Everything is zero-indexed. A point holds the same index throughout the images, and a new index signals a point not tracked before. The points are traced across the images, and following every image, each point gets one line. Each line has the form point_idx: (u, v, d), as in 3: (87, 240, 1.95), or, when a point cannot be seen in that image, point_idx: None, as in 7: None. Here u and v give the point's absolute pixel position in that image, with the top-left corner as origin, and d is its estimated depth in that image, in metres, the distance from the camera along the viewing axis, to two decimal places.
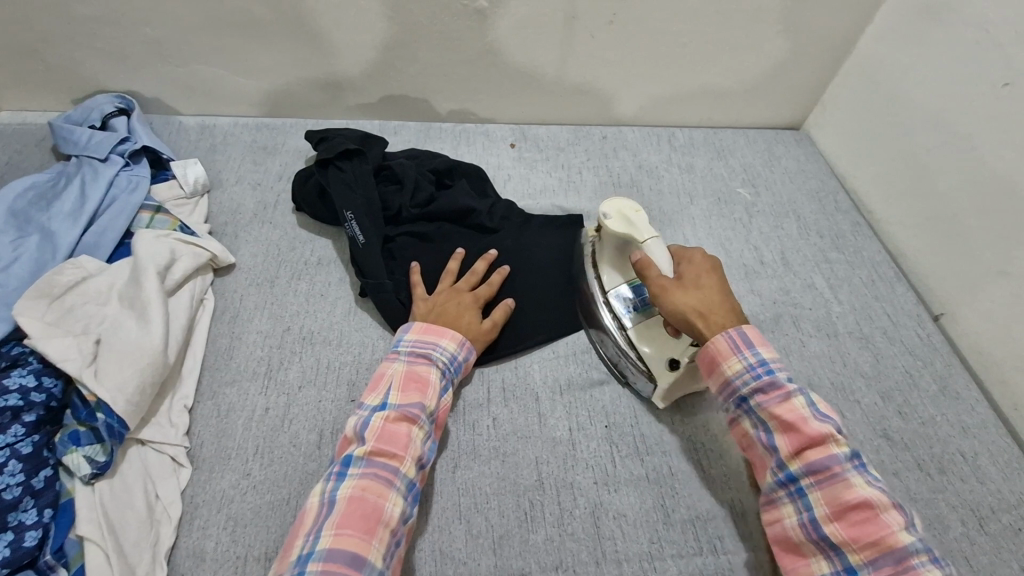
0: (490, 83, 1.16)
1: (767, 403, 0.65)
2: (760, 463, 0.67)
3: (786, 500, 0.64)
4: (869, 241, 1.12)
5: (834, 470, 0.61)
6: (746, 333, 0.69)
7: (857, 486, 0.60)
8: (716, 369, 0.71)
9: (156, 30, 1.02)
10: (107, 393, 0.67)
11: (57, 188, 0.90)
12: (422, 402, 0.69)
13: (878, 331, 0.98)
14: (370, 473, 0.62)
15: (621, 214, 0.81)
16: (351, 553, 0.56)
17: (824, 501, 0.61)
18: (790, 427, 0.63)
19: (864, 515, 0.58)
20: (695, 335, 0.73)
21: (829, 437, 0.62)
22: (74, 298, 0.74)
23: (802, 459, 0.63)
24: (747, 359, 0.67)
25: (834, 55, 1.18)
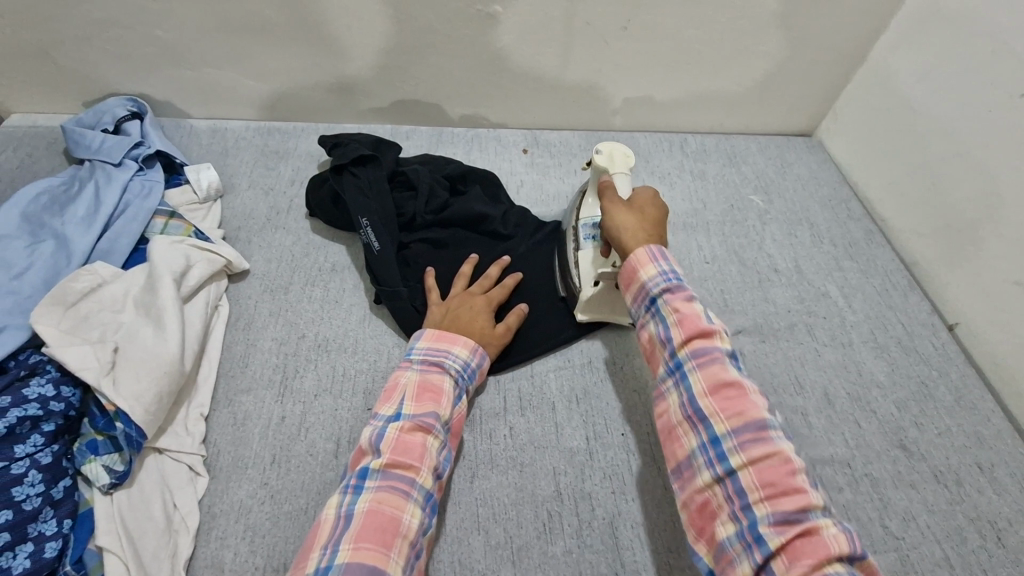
0: (502, 89, 1.15)
1: (695, 348, 0.63)
2: (677, 415, 0.63)
3: (698, 453, 0.60)
4: (883, 249, 1.12)
5: (751, 419, 0.58)
6: (686, 286, 0.68)
7: (770, 438, 0.57)
8: (649, 320, 0.68)
9: (169, 34, 1.02)
10: (125, 402, 0.66)
11: (72, 193, 0.89)
12: (437, 411, 0.69)
13: (893, 341, 0.98)
14: (387, 485, 0.62)
15: (611, 154, 0.86)
16: (370, 567, 0.56)
17: (739, 450, 0.57)
18: (714, 381, 0.61)
19: (776, 466, 0.55)
20: (634, 286, 0.70)
21: (749, 391, 0.60)
22: (90, 305, 0.74)
23: (722, 405, 0.60)
24: (683, 306, 0.66)
25: (846, 63, 1.18)
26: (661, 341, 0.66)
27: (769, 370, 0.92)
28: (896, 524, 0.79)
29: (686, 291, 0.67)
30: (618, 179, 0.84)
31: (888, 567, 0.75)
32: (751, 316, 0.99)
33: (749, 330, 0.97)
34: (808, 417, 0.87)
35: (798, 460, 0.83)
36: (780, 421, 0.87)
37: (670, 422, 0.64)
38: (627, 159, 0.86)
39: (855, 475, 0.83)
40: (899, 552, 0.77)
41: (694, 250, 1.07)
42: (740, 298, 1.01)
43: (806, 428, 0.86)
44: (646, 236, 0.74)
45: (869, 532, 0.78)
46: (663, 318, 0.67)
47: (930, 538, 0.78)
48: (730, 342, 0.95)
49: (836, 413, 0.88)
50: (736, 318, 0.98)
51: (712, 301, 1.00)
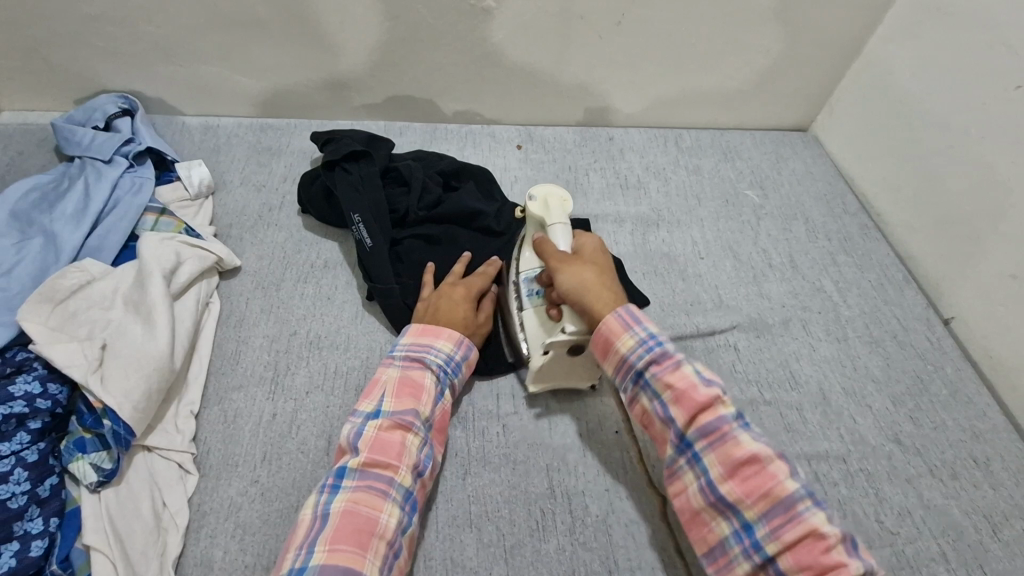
0: (496, 84, 1.15)
1: (702, 428, 0.62)
2: (699, 500, 0.63)
3: (734, 539, 0.61)
4: (878, 244, 1.12)
5: (777, 497, 0.58)
6: (671, 352, 0.66)
7: (799, 510, 0.57)
8: (641, 396, 0.67)
9: (161, 31, 1.01)
10: (114, 400, 0.65)
11: (61, 190, 0.89)
12: (417, 408, 0.69)
13: (889, 335, 0.98)
14: (364, 485, 0.62)
15: (547, 199, 0.79)
16: (345, 569, 0.56)
17: (774, 535, 0.58)
18: (730, 465, 0.60)
19: (813, 548, 0.56)
20: (613, 359, 0.68)
21: (763, 461, 0.60)
22: (79, 302, 0.73)
23: (745, 488, 0.60)
24: (675, 380, 0.64)
25: (841, 57, 1.18)
26: (662, 421, 0.66)
27: (764, 365, 0.91)
28: (891, 519, 0.78)
29: (635, 316, 0.68)
30: (557, 231, 0.77)
31: (883, 562, 0.75)
32: (746, 311, 0.98)
33: (744, 325, 0.96)
34: (803, 413, 0.87)
35: (793, 455, 0.82)
36: (775, 416, 0.86)
37: (694, 506, 0.64)
38: (565, 203, 0.80)
39: (850, 469, 0.82)
40: (894, 547, 0.76)
41: (689, 245, 1.06)
42: (735, 294, 1.01)
43: (801, 424, 0.86)
44: (608, 299, 0.71)
45: (864, 527, 0.77)
46: (657, 395, 0.65)
47: (926, 533, 0.78)
48: (725, 337, 0.94)
49: (831, 408, 0.88)
50: (731, 313, 0.97)
51: (706, 297, 1.00)
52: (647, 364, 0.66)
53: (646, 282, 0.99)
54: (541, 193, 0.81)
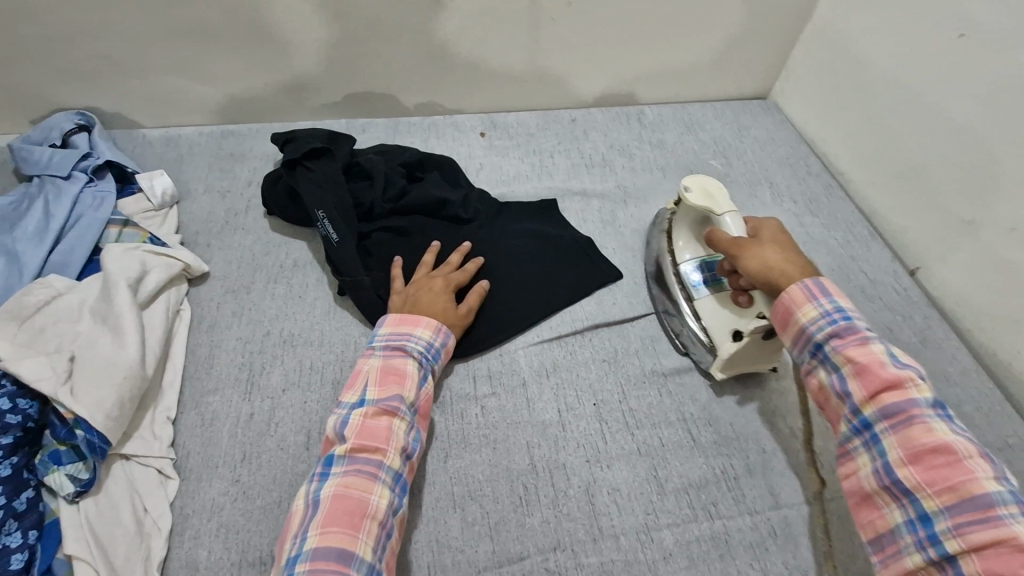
0: (455, 74, 1.15)
1: (886, 406, 0.60)
2: (872, 482, 0.60)
3: (906, 528, 0.57)
4: (842, 203, 1.14)
5: (967, 493, 0.54)
6: (858, 327, 0.65)
7: (995, 512, 0.52)
8: (820, 369, 0.67)
9: (110, 43, 1.00)
10: (86, 409, 0.65)
11: (21, 210, 0.88)
12: (402, 394, 0.69)
13: (857, 290, 0.99)
14: (353, 470, 0.63)
15: (703, 190, 0.85)
16: (336, 551, 0.57)
17: (957, 530, 0.53)
18: (913, 450, 0.57)
19: (1009, 553, 0.50)
20: (794, 331, 0.69)
21: (963, 453, 0.56)
22: (44, 318, 0.73)
23: (928, 475, 0.56)
24: (858, 354, 0.63)
25: (794, 22, 1.19)
26: (838, 395, 0.64)
27: None
28: None
29: (822, 289, 0.67)
30: (725, 218, 0.81)
31: None
32: None
33: None
34: None
35: None
36: None
37: (865, 488, 0.61)
38: (717, 192, 0.84)
39: None
40: None
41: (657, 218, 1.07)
42: None
43: None
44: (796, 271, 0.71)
45: None
46: (837, 369, 0.64)
47: None
48: None
49: None
50: None
51: None
52: (828, 338, 0.66)
53: (616, 256, 1.00)
54: (693, 185, 0.86)
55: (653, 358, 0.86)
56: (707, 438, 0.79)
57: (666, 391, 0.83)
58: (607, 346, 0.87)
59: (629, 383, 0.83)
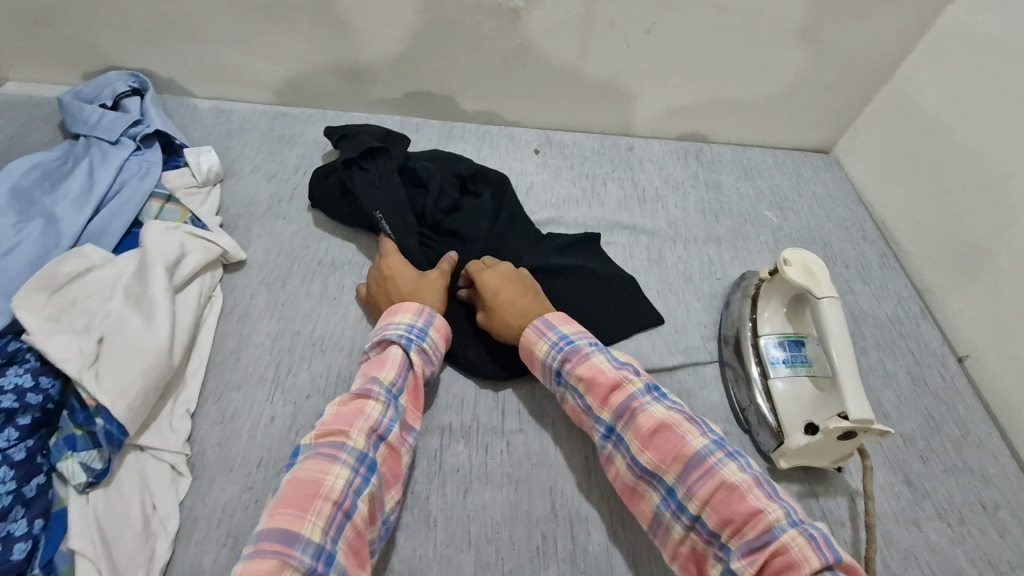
0: (517, 85, 1.12)
1: (616, 408, 0.69)
2: (630, 476, 0.68)
3: (664, 507, 0.64)
4: (895, 274, 1.09)
5: (687, 457, 0.64)
6: (580, 345, 0.74)
7: (712, 470, 0.62)
8: (566, 393, 0.75)
9: (177, 9, 0.98)
10: (108, 398, 0.63)
11: (65, 170, 0.86)
12: (377, 377, 0.69)
13: (903, 370, 0.95)
14: (315, 453, 0.62)
15: (803, 266, 0.81)
16: (280, 531, 0.55)
17: (695, 494, 0.62)
18: (646, 436, 0.66)
19: (726, 496, 0.60)
20: (538, 365, 0.77)
21: (674, 424, 0.66)
22: (76, 291, 0.70)
23: (659, 454, 0.65)
24: (584, 370, 0.72)
25: (871, 81, 1.15)
26: (583, 410, 0.73)
27: None
28: (896, 564, 0.76)
29: (548, 322, 0.77)
30: (826, 303, 0.78)
31: None
32: None
33: None
34: None
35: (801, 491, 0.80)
36: None
37: (629, 485, 0.68)
38: (820, 271, 0.81)
39: None
40: None
41: (706, 264, 1.03)
42: None
43: None
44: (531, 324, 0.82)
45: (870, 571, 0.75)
46: (574, 388, 0.73)
47: None
48: None
49: None
50: None
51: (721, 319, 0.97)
52: (562, 363, 0.74)
53: (660, 299, 0.96)
54: (794, 259, 0.82)
55: None
56: None
57: None
58: None
59: None
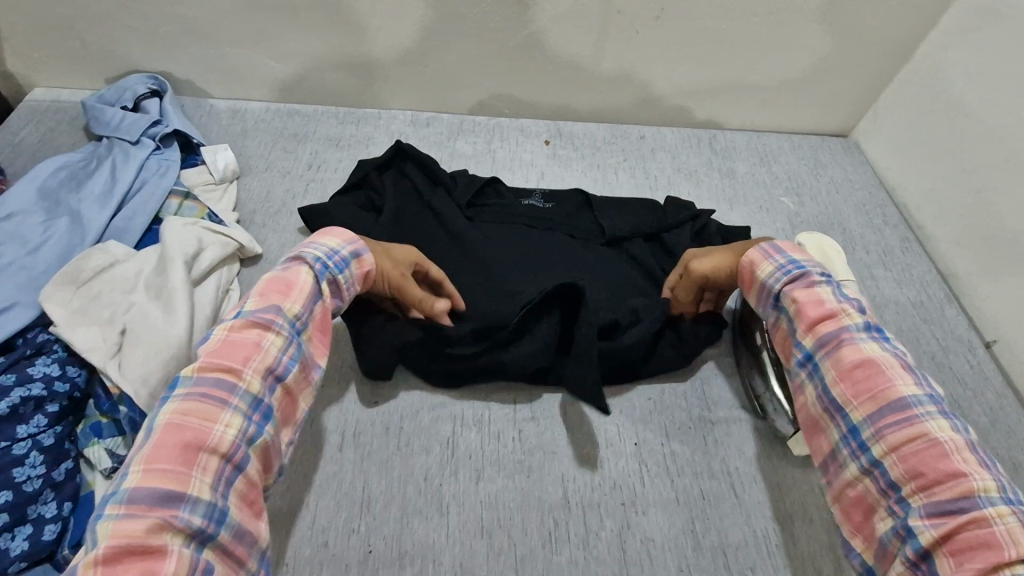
0: (527, 76, 1.12)
1: (821, 337, 0.66)
2: (817, 408, 0.66)
3: (843, 443, 0.63)
4: (919, 259, 1.07)
5: (888, 400, 0.60)
6: (811, 275, 0.70)
7: (916, 422, 0.58)
8: (779, 318, 0.73)
9: (192, 11, 1.00)
10: (131, 385, 0.65)
11: (89, 170, 0.89)
12: (281, 305, 0.62)
13: (926, 357, 0.92)
14: (197, 394, 0.55)
15: (816, 250, 0.81)
16: (155, 492, 0.49)
17: (887, 439, 0.59)
18: (847, 373, 0.63)
19: (924, 448, 0.57)
20: (756, 288, 0.75)
21: (885, 366, 0.62)
22: (101, 284, 0.73)
23: (856, 390, 0.62)
24: (803, 297, 0.69)
25: (890, 61, 1.12)
26: (791, 338, 0.71)
27: None
28: None
29: (776, 247, 0.74)
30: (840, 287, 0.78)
31: None
32: None
33: None
34: None
35: None
36: None
37: (813, 416, 0.67)
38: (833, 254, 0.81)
39: None
40: None
41: None
42: None
43: None
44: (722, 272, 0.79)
45: None
46: (787, 313, 0.71)
47: None
48: None
49: None
50: None
51: None
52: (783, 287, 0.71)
53: None
54: (805, 243, 0.82)
55: (701, 405, 0.81)
56: (752, 497, 0.74)
57: (712, 439, 0.78)
58: (654, 383, 0.83)
59: (676, 427, 0.79)
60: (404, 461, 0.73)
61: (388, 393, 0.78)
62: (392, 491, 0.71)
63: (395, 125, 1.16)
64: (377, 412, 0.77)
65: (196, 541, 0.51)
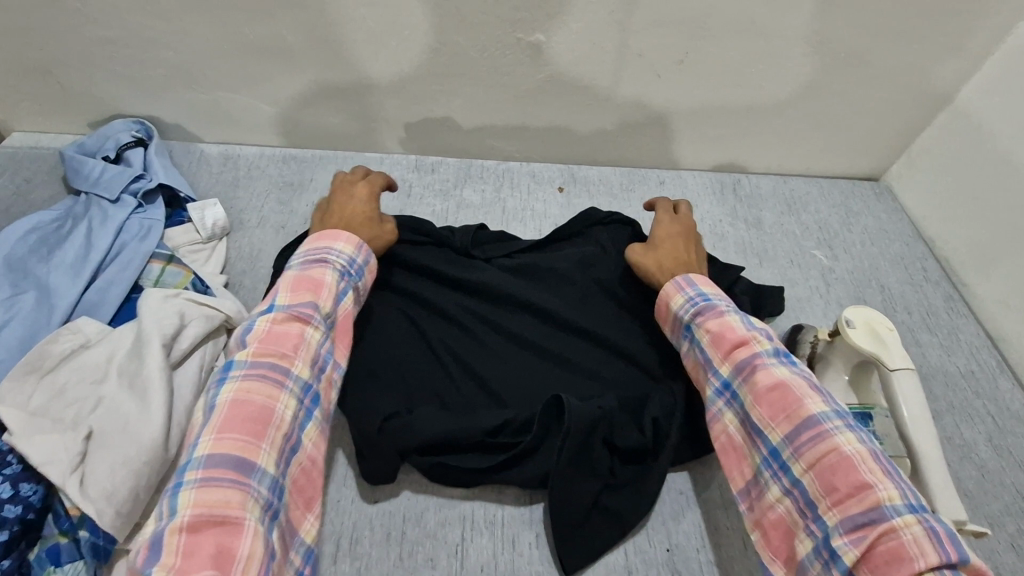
0: (540, 121, 1.05)
1: (737, 363, 0.64)
2: (740, 434, 0.63)
3: (763, 466, 0.59)
4: (964, 321, 0.99)
5: (799, 419, 0.57)
6: (717, 305, 0.69)
7: (824, 437, 0.55)
8: (693, 348, 0.70)
9: (179, 55, 0.93)
10: (94, 506, 0.57)
11: (63, 233, 0.81)
12: (316, 302, 0.64)
13: (983, 437, 0.84)
14: (256, 374, 0.57)
15: (871, 329, 0.73)
16: (235, 457, 0.52)
17: (802, 458, 0.56)
18: (760, 396, 0.60)
19: (836, 464, 0.54)
20: (675, 321, 0.73)
21: (795, 386, 0.60)
22: (68, 374, 0.65)
23: (772, 411, 0.59)
24: (714, 325, 0.67)
25: (929, 105, 1.05)
26: (704, 367, 0.68)
27: None
28: None
29: (690, 279, 0.72)
30: (901, 373, 0.70)
31: None
32: None
33: None
34: None
35: None
36: None
37: (736, 445, 0.64)
38: (890, 333, 0.73)
39: None
40: None
41: None
42: None
43: None
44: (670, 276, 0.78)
45: None
46: (699, 342, 0.69)
47: None
48: None
49: None
50: None
51: None
52: (695, 317, 0.70)
53: None
54: (856, 319, 0.74)
55: (738, 501, 0.73)
56: None
57: (752, 543, 0.70)
58: (687, 475, 0.74)
59: (710, 528, 0.71)
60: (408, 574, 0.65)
61: (389, 489, 0.70)
62: None
63: (397, 172, 1.08)
64: (377, 514, 0.68)
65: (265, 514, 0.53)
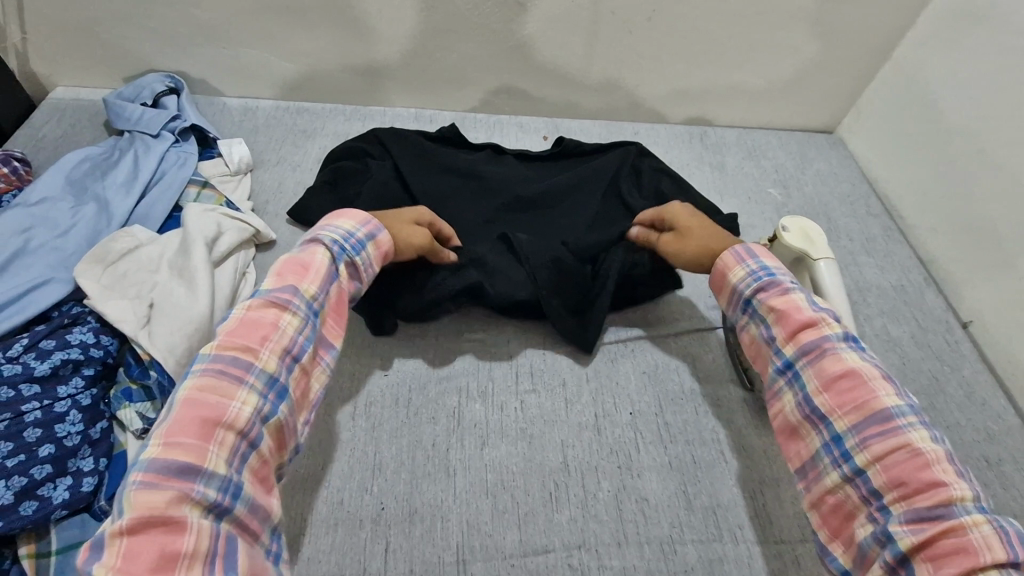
0: (527, 76, 1.18)
1: (803, 345, 0.67)
2: (797, 415, 0.67)
3: (824, 451, 0.64)
4: (900, 247, 1.12)
5: (871, 411, 0.61)
6: (780, 281, 0.72)
7: (896, 432, 0.59)
8: (750, 323, 0.74)
9: (208, 13, 1.06)
10: (161, 353, 0.71)
11: (112, 161, 0.94)
12: (297, 287, 0.65)
13: (906, 335, 0.98)
14: (215, 370, 0.57)
15: (802, 232, 0.86)
16: (180, 463, 0.51)
17: (869, 449, 0.60)
18: (830, 383, 0.64)
19: (907, 458, 0.58)
20: (729, 291, 0.77)
21: (868, 378, 0.63)
22: (128, 264, 0.78)
23: (839, 400, 0.63)
24: (779, 303, 0.71)
25: (872, 60, 1.18)
26: (765, 342, 0.72)
27: None
28: None
29: (749, 252, 0.76)
30: (822, 265, 0.83)
31: None
32: None
33: None
34: None
35: None
36: None
37: (794, 424, 0.68)
38: (817, 235, 0.86)
39: None
40: None
41: None
42: None
43: None
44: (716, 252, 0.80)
45: None
46: (762, 319, 0.72)
47: None
48: None
49: None
50: None
51: None
52: (755, 292, 0.73)
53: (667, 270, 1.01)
54: (791, 226, 0.87)
55: (691, 379, 0.87)
56: (740, 462, 0.79)
57: (702, 410, 0.84)
58: (648, 358, 0.88)
59: (667, 398, 0.84)
60: (414, 428, 0.78)
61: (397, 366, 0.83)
62: (402, 457, 0.75)
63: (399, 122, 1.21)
64: (388, 384, 0.82)
65: (213, 514, 0.52)
